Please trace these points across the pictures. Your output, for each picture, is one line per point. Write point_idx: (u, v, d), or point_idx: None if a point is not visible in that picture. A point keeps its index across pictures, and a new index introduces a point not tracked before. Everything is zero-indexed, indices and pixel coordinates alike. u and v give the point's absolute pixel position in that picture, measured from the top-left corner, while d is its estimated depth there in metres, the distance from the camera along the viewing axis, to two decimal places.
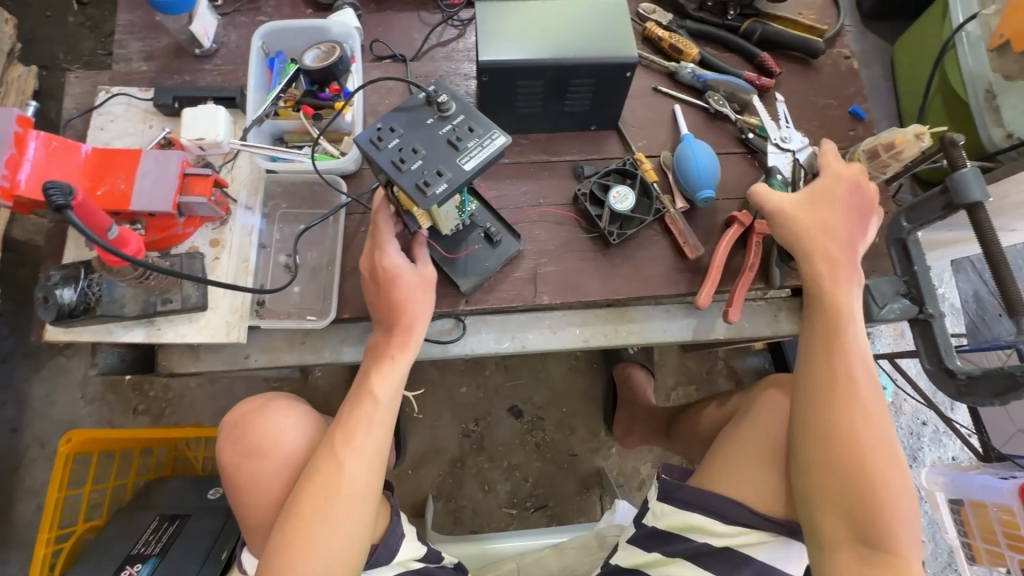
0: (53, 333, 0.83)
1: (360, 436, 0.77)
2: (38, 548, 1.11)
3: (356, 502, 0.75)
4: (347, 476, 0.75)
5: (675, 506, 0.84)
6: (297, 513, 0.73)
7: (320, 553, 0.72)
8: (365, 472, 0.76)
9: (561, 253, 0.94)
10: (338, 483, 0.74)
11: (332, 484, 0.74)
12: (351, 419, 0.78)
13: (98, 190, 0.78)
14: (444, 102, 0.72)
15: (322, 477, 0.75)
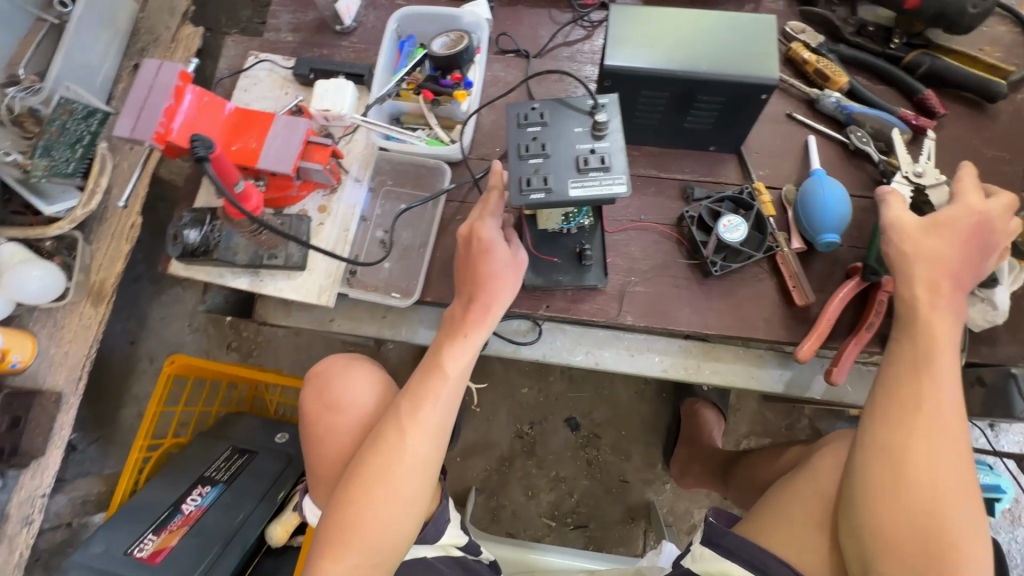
0: (176, 268, 0.92)
1: (426, 411, 0.76)
2: (133, 452, 1.25)
3: (413, 475, 0.75)
4: (410, 448, 0.75)
5: (716, 554, 0.78)
6: (359, 475, 0.75)
7: (377, 518, 0.73)
8: (427, 449, 0.76)
9: (652, 275, 0.89)
10: (400, 454, 0.75)
11: (394, 454, 0.75)
12: (418, 391, 0.77)
13: (233, 146, 0.85)
14: (602, 122, 0.64)
15: (388, 445, 0.76)
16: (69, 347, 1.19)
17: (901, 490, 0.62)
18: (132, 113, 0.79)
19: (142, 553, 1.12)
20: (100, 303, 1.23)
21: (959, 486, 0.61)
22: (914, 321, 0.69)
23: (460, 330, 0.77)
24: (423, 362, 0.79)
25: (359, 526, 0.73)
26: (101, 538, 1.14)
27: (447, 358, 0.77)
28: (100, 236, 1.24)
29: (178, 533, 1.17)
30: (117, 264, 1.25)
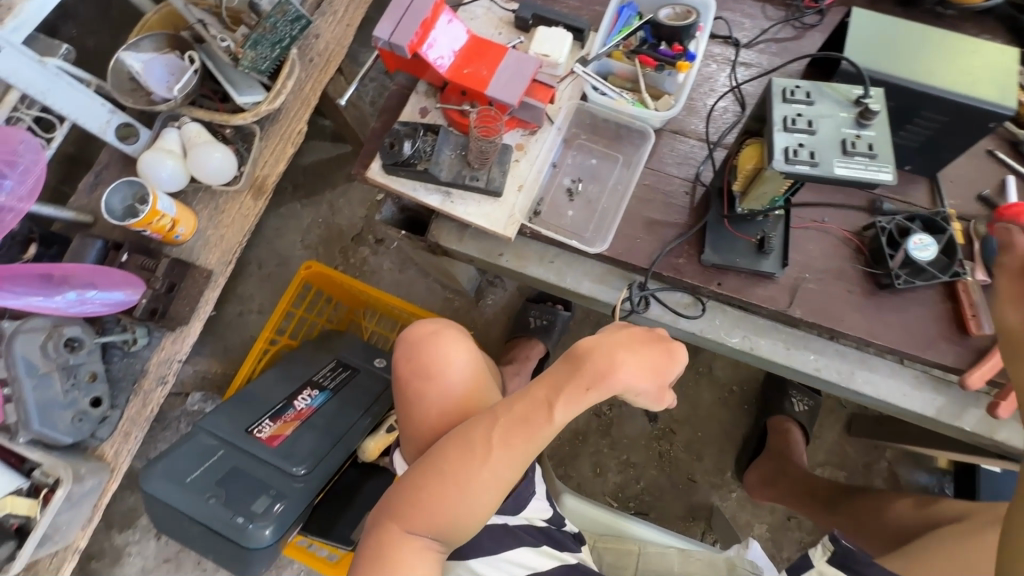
0: (375, 173, 0.97)
1: (518, 439, 0.80)
2: (258, 341, 1.31)
3: (485, 494, 0.81)
4: (486, 473, 0.81)
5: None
6: (439, 467, 0.82)
7: (445, 517, 0.81)
8: (510, 471, 0.81)
9: (826, 277, 0.92)
10: (482, 468, 0.81)
11: (474, 467, 0.81)
12: (521, 419, 0.81)
13: (465, 69, 0.90)
14: (873, 111, 0.66)
15: (474, 452, 0.82)
16: (225, 232, 1.26)
17: None
18: (391, 20, 0.84)
19: (261, 434, 1.17)
20: (258, 197, 1.30)
21: None
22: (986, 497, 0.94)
23: (584, 382, 0.77)
24: (536, 393, 0.81)
25: (431, 513, 0.81)
26: (221, 413, 1.21)
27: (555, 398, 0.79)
28: (271, 135, 1.30)
29: (290, 425, 1.22)
30: (280, 164, 1.31)
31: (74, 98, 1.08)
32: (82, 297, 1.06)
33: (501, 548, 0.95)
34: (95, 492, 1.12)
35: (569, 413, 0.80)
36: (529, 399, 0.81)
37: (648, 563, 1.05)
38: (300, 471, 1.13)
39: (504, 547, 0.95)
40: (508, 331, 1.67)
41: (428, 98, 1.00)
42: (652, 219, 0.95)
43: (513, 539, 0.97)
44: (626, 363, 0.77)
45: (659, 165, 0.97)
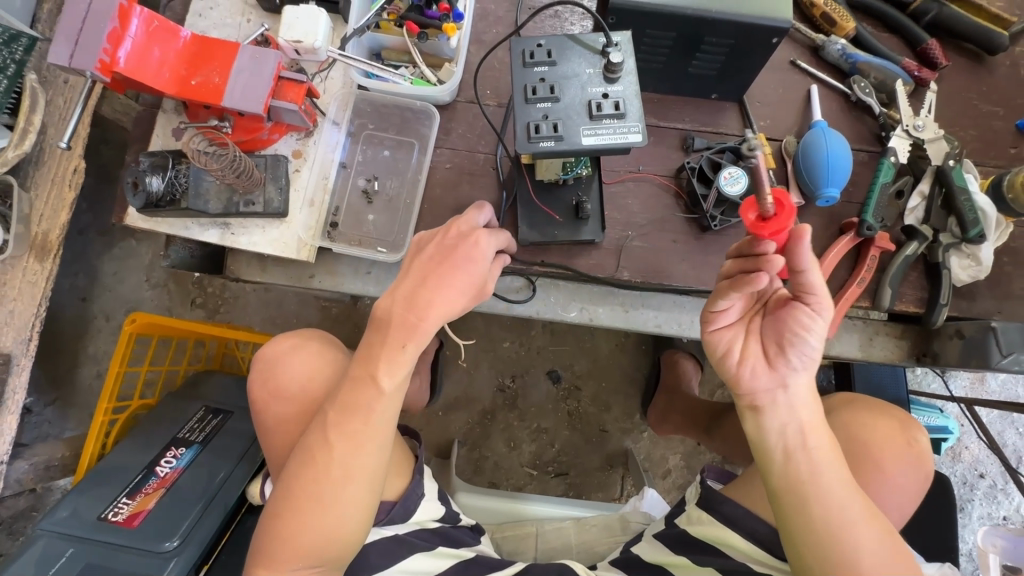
0: (134, 219, 0.83)
1: (354, 425, 0.68)
2: (97, 414, 1.18)
3: (342, 494, 0.68)
4: (335, 471, 0.68)
5: (711, 517, 0.84)
6: (289, 491, 0.68)
7: (311, 537, 0.68)
8: (362, 460, 0.68)
9: (651, 231, 0.87)
10: (330, 471, 0.68)
11: (320, 472, 0.68)
12: (346, 398, 0.69)
13: (192, 80, 0.75)
14: (615, 63, 0.58)
15: (313, 461, 0.68)
16: (14, 307, 1.09)
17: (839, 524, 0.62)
18: (70, 37, 0.69)
19: (118, 516, 1.07)
20: (46, 257, 1.12)
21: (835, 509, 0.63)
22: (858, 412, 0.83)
23: (401, 337, 0.67)
24: (354, 371, 0.70)
25: (294, 542, 0.68)
26: (67, 504, 1.08)
27: (374, 364, 0.68)
28: (38, 183, 1.11)
29: (154, 496, 1.13)
30: (62, 214, 1.13)
31: None
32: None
33: (393, 561, 0.82)
34: None
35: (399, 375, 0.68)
36: (353, 375, 0.69)
37: (546, 543, 1.05)
38: (171, 545, 1.04)
39: (392, 561, 0.81)
40: None
41: (178, 116, 0.85)
42: (461, 205, 0.86)
43: (405, 549, 0.83)
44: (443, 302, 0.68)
45: (459, 143, 0.88)
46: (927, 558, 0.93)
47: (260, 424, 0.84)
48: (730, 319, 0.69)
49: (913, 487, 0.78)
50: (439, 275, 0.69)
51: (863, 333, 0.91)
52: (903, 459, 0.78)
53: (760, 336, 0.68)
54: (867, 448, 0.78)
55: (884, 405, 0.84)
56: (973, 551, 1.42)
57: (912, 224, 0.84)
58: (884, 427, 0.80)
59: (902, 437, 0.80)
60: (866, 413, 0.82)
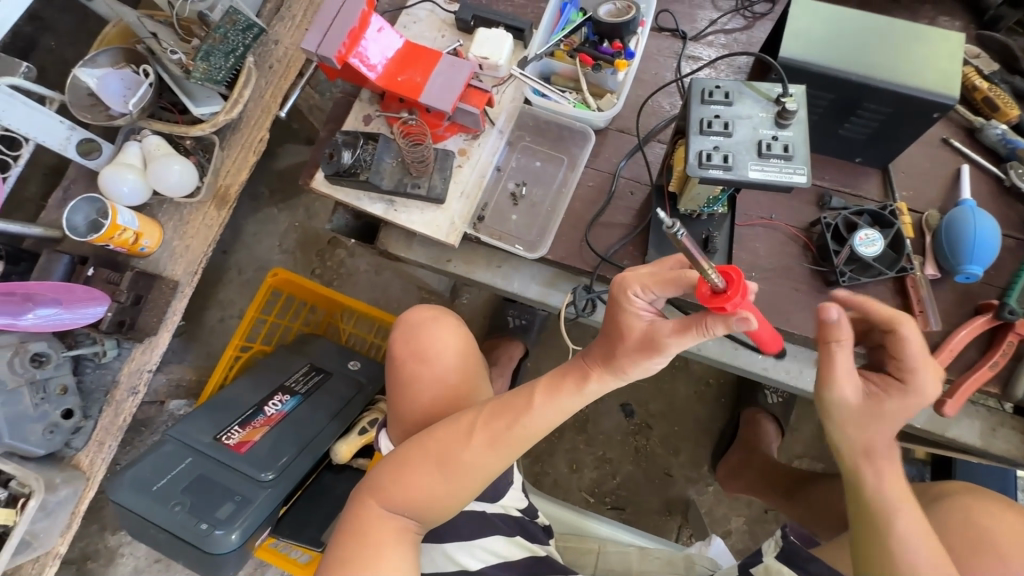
0: (319, 184, 0.98)
1: (501, 431, 0.74)
2: (228, 348, 1.34)
3: (462, 480, 0.74)
4: (468, 461, 0.74)
5: (793, 572, 0.85)
6: (424, 448, 0.76)
7: (419, 496, 0.75)
8: (489, 461, 0.74)
9: (774, 276, 0.90)
10: (462, 456, 0.74)
11: (456, 452, 0.75)
12: (506, 406, 0.74)
13: (399, 77, 0.89)
14: (790, 111, 0.64)
15: (456, 436, 0.75)
16: (190, 243, 1.28)
17: None
18: (319, 30, 0.84)
19: (230, 441, 1.20)
20: (222, 207, 1.31)
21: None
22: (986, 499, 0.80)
23: (573, 381, 0.72)
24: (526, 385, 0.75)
25: (406, 490, 0.75)
26: (186, 423, 1.22)
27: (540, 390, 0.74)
28: (232, 144, 1.31)
29: (259, 431, 1.24)
30: (242, 174, 1.32)
31: (32, 118, 1.08)
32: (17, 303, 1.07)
33: (477, 534, 0.85)
34: (72, 501, 1.16)
35: (561, 409, 0.73)
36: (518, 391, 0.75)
37: (607, 563, 1.05)
38: (268, 476, 1.16)
39: (478, 535, 0.85)
40: (484, 329, 1.67)
41: (371, 106, 0.99)
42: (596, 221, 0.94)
43: (489, 527, 0.86)
44: (626, 365, 0.68)
45: (603, 165, 0.96)
46: None
47: (390, 378, 0.87)
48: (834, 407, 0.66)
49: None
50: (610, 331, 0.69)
51: (985, 421, 0.87)
52: None
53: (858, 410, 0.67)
54: (988, 537, 0.75)
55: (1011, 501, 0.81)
56: None
57: None
58: (1009, 522, 0.76)
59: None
60: (997, 507, 0.78)
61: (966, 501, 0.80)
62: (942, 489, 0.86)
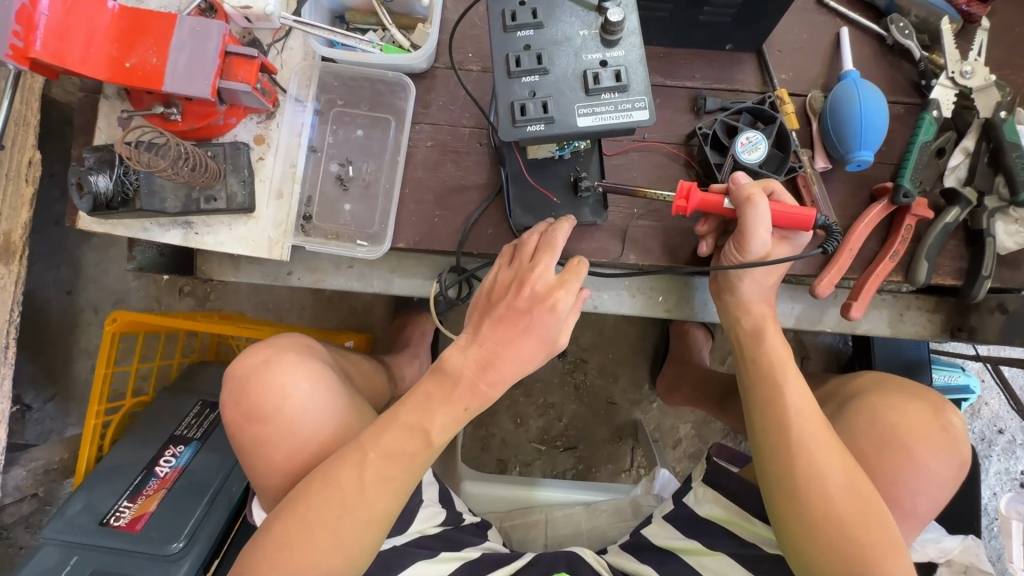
0: (87, 223, 0.75)
1: (399, 468, 0.67)
2: (89, 417, 1.14)
3: (360, 533, 0.66)
4: (359, 510, 0.66)
5: (718, 495, 0.82)
6: (301, 520, 0.66)
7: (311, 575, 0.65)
8: (384, 502, 0.67)
9: (659, 207, 0.79)
10: (349, 506, 0.66)
11: (345, 505, 0.66)
12: (398, 447, 0.67)
13: (126, 62, 0.65)
14: (615, 22, 0.48)
15: (343, 491, 0.66)
16: None
17: (838, 517, 0.62)
18: None
19: (120, 521, 1.06)
20: (11, 260, 1.04)
21: (842, 503, 0.62)
22: (894, 386, 0.77)
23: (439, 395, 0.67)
24: (409, 416, 0.67)
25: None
26: (80, 497, 1.08)
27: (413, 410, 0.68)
28: None
29: (156, 497, 1.10)
30: (23, 213, 1.04)
31: None
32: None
33: (393, 572, 0.79)
34: None
35: (443, 422, 0.67)
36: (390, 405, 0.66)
37: (556, 529, 1.03)
38: (177, 546, 1.03)
39: (395, 571, 0.79)
40: (391, 307, 1.51)
41: (123, 104, 0.75)
42: (445, 189, 0.78)
43: (408, 557, 0.81)
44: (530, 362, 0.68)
45: (440, 117, 0.78)
46: (949, 533, 0.92)
47: (236, 445, 0.80)
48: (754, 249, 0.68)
49: (949, 474, 0.72)
50: (521, 339, 0.65)
51: (892, 308, 0.84)
52: (937, 445, 0.72)
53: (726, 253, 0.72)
54: (897, 433, 0.72)
55: (917, 387, 0.77)
56: (994, 510, 1.40)
57: (954, 186, 0.75)
58: (916, 411, 0.73)
59: (935, 422, 0.73)
60: (906, 396, 0.75)
61: (869, 398, 0.75)
62: (852, 387, 0.81)
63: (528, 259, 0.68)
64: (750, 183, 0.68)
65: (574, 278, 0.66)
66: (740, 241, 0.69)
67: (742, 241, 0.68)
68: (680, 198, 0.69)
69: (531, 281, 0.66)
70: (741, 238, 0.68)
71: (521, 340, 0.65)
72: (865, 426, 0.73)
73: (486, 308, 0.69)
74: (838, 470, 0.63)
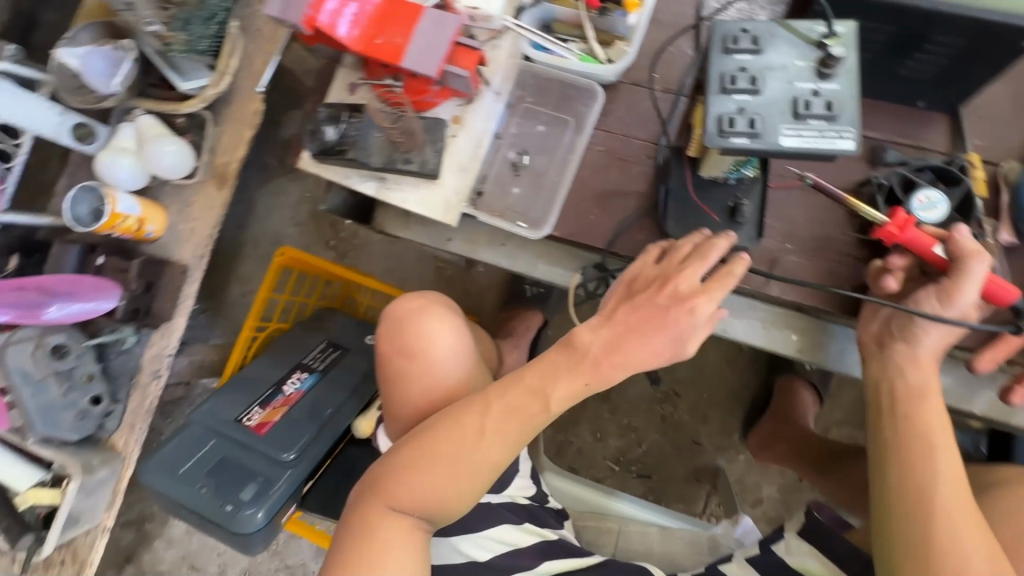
0: (306, 164, 0.90)
1: (517, 424, 0.73)
2: (244, 329, 1.34)
3: (473, 474, 0.73)
4: (478, 450, 0.73)
5: (815, 549, 0.82)
6: (426, 449, 0.74)
7: (424, 495, 0.73)
8: (497, 450, 0.73)
9: (814, 247, 0.80)
10: (469, 445, 0.73)
11: (468, 446, 0.73)
12: (521, 405, 0.73)
13: (377, 39, 0.79)
14: (835, 57, 0.52)
15: (465, 430, 0.73)
16: (195, 225, 1.24)
17: None
18: None
19: (250, 422, 1.21)
20: (223, 186, 1.24)
21: None
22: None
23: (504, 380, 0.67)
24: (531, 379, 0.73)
25: (413, 495, 0.73)
26: (220, 396, 1.26)
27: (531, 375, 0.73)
28: (225, 119, 1.23)
29: (280, 411, 1.24)
30: (240, 150, 1.25)
31: (19, 105, 1.05)
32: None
33: (482, 526, 0.86)
34: (110, 481, 1.19)
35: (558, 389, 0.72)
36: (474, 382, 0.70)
37: (626, 543, 1.05)
38: (288, 457, 1.17)
39: (483, 526, 0.85)
40: (502, 298, 1.60)
41: (355, 73, 0.89)
42: (605, 191, 0.85)
43: (495, 516, 0.87)
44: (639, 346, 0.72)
45: (615, 127, 0.85)
46: None
47: (380, 377, 0.90)
48: (959, 305, 0.67)
49: None
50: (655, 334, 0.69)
51: None
52: None
53: (918, 300, 0.70)
54: None
55: None
56: None
57: None
58: None
59: None
60: None
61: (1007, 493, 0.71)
62: (984, 480, 0.77)
63: (678, 261, 0.72)
64: (973, 240, 0.67)
65: (718, 289, 0.69)
66: (945, 292, 0.67)
67: (950, 291, 0.67)
68: (893, 226, 0.69)
69: (675, 281, 0.70)
70: (951, 289, 0.67)
71: (655, 333, 0.70)
72: (1002, 519, 0.68)
73: (624, 296, 0.74)
74: (980, 547, 0.62)
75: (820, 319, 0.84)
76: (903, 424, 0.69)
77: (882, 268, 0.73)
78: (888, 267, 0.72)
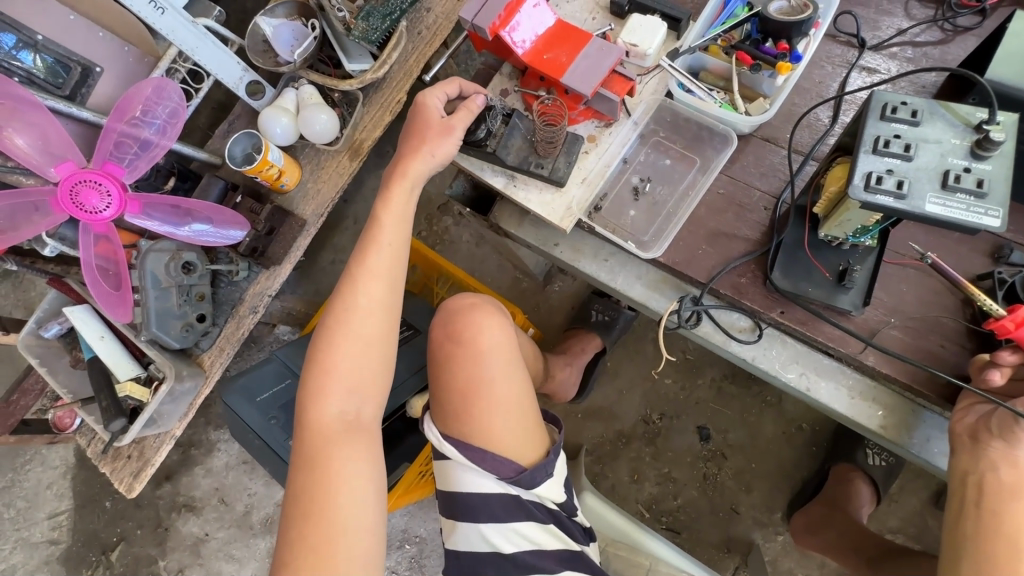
0: None
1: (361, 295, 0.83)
2: None
3: (383, 361, 0.83)
4: (361, 328, 0.82)
5: None
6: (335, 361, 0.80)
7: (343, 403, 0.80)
8: (377, 326, 0.82)
9: (917, 327, 0.80)
10: (349, 328, 0.81)
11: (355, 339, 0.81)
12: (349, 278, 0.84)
13: (545, 55, 0.90)
14: (995, 141, 0.56)
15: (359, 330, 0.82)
16: (322, 186, 1.30)
17: None
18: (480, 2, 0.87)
19: None
20: (355, 158, 1.31)
21: None
22: None
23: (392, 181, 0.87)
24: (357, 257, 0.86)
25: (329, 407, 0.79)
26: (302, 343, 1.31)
27: (390, 206, 0.87)
28: (372, 102, 1.30)
29: None
30: None
31: (216, 56, 1.17)
32: (21, 149, 0.93)
33: (509, 518, 0.86)
34: (191, 393, 1.26)
35: (395, 234, 0.86)
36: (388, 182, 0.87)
37: None
38: None
39: (513, 518, 0.86)
40: (570, 318, 1.64)
41: (510, 81, 0.99)
42: (717, 230, 0.89)
43: (523, 513, 0.87)
44: None
45: (739, 175, 0.91)
46: None
47: (430, 361, 0.95)
48: None
49: None
50: None
51: None
52: None
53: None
54: None
55: None
56: None
57: None
58: None
59: None
60: None
61: None
62: None
63: None
64: None
65: None
66: None
67: None
68: (1010, 320, 0.68)
69: None
70: None
71: None
72: None
73: None
74: None
75: (911, 402, 0.83)
76: (1004, 525, 0.71)
77: (992, 359, 0.71)
78: (996, 360, 0.71)
